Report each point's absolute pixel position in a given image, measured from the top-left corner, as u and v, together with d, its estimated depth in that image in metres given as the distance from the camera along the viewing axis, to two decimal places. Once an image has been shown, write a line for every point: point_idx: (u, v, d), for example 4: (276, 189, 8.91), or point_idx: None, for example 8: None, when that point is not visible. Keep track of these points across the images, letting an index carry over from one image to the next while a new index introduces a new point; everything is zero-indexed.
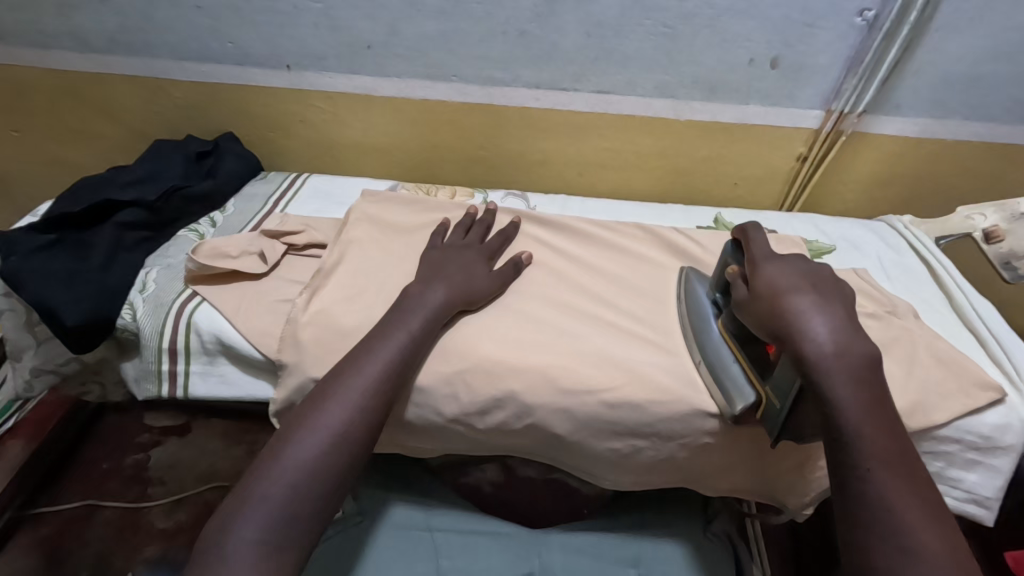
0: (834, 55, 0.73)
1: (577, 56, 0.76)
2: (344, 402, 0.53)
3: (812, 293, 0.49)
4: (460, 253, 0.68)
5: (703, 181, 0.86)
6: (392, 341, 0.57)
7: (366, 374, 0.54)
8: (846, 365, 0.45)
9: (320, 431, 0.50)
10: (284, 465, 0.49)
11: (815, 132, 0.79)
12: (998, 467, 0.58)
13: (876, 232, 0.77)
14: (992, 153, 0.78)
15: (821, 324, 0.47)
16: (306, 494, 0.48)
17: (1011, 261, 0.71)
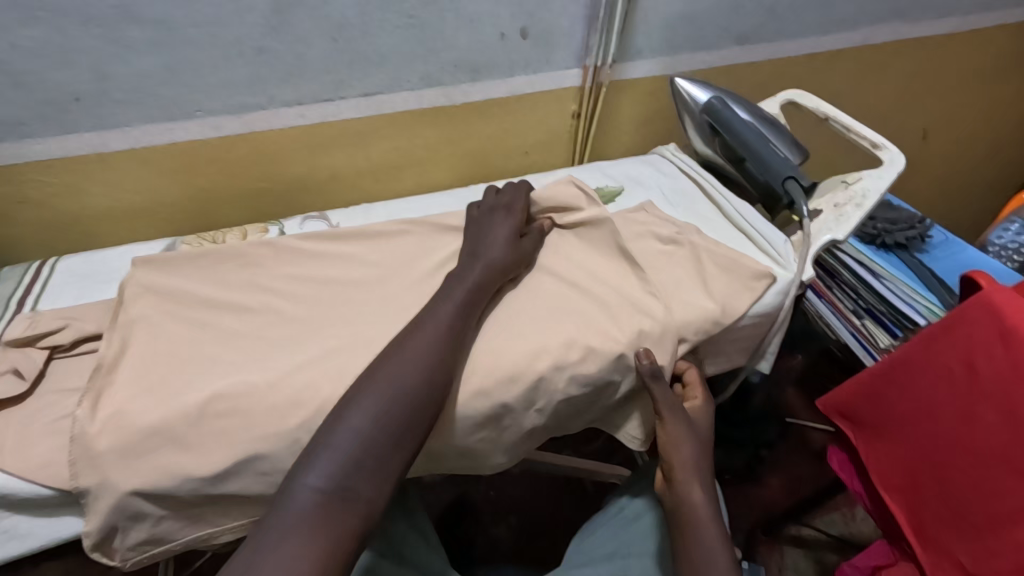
0: (572, 17, 0.77)
1: (331, 64, 0.71)
2: (409, 359, 0.53)
3: (698, 456, 0.59)
4: (492, 221, 0.68)
5: (498, 156, 0.89)
6: (442, 312, 0.57)
7: (423, 337, 0.55)
8: (699, 471, 0.58)
9: (384, 385, 0.52)
10: (369, 396, 0.51)
11: (580, 88, 0.85)
12: (780, 322, 0.69)
13: (653, 165, 0.87)
14: (721, 76, 0.92)
15: (687, 440, 0.58)
16: (372, 446, 0.49)
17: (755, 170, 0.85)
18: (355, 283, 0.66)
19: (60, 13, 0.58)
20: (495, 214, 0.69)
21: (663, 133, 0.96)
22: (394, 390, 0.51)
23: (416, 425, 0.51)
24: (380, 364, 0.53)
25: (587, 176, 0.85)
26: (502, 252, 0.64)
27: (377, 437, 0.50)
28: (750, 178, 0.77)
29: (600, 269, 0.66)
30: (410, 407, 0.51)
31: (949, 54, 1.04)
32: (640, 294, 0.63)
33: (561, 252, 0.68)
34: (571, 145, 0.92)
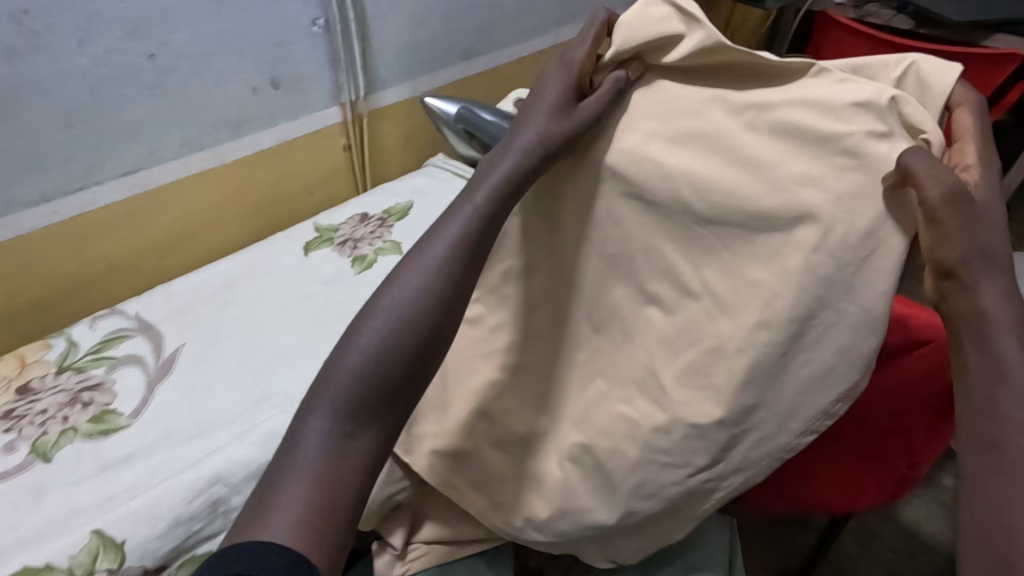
0: (315, 61, 0.83)
1: (73, 151, 0.67)
2: (421, 267, 0.42)
3: (1000, 233, 0.39)
4: (552, 77, 0.49)
5: (285, 203, 0.91)
6: (452, 222, 0.44)
7: (435, 248, 0.42)
8: (993, 249, 0.38)
9: (389, 308, 0.40)
10: (379, 318, 0.40)
11: (344, 123, 0.92)
12: None
13: (429, 175, 0.98)
14: (461, 89, 1.07)
15: (974, 221, 0.39)
16: (379, 382, 0.39)
17: None
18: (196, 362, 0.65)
19: None
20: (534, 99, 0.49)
21: (429, 147, 1.07)
22: (407, 308, 0.40)
23: (428, 351, 0.41)
24: (387, 281, 0.42)
25: (377, 200, 0.93)
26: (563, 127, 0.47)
27: (387, 370, 0.39)
28: None
29: (748, 96, 0.44)
30: (427, 329, 0.41)
31: None
32: (853, 88, 0.41)
33: (688, 101, 0.46)
34: (351, 176, 0.98)
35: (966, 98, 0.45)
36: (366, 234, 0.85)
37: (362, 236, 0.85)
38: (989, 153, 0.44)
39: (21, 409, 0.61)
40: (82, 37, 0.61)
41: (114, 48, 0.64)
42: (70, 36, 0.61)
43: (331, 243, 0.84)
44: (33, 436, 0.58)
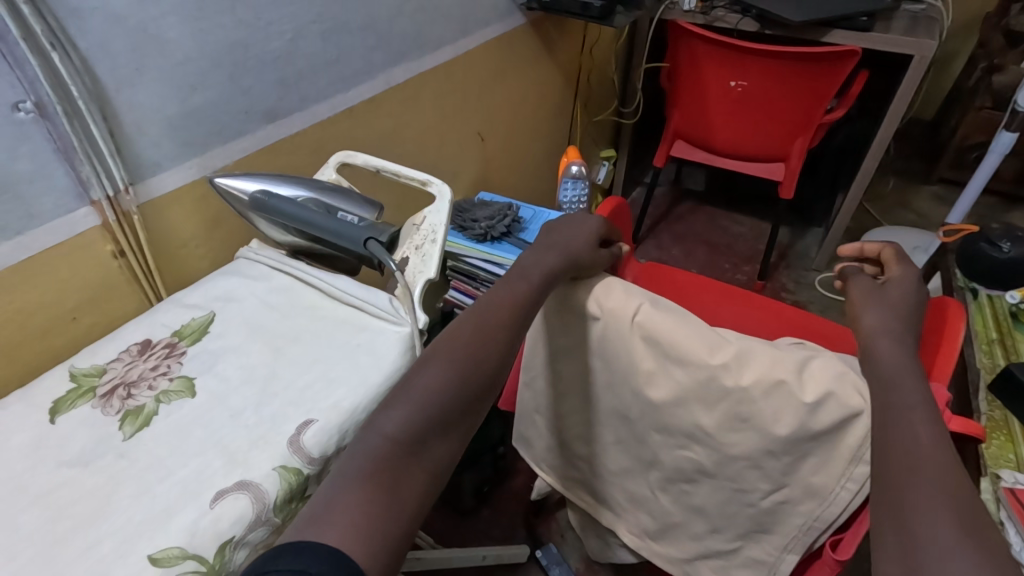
0: (34, 156, 0.62)
1: None
2: (438, 369, 0.58)
3: (891, 317, 0.68)
4: (574, 220, 0.79)
5: (32, 341, 0.68)
6: (500, 304, 0.65)
7: (500, 305, 0.64)
8: (900, 314, 0.68)
9: (449, 358, 0.59)
10: (411, 391, 0.56)
11: (103, 226, 0.70)
12: None
13: (240, 272, 0.78)
14: (273, 155, 0.88)
15: (872, 311, 0.69)
16: (442, 405, 0.56)
17: (412, 223, 0.77)
18: None
19: None
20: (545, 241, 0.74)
21: (240, 229, 0.87)
22: (497, 326, 0.62)
23: (455, 409, 0.57)
24: (455, 329, 0.62)
25: (165, 317, 0.72)
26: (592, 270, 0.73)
27: (439, 402, 0.56)
28: (339, 251, 0.75)
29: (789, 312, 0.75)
30: (465, 391, 0.58)
31: (463, 74, 1.23)
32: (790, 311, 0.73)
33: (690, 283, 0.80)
34: (136, 287, 0.76)
35: (894, 251, 0.80)
36: (146, 372, 0.64)
37: (138, 376, 0.64)
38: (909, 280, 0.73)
39: None
40: None
41: None
42: None
43: (92, 394, 0.62)
44: None
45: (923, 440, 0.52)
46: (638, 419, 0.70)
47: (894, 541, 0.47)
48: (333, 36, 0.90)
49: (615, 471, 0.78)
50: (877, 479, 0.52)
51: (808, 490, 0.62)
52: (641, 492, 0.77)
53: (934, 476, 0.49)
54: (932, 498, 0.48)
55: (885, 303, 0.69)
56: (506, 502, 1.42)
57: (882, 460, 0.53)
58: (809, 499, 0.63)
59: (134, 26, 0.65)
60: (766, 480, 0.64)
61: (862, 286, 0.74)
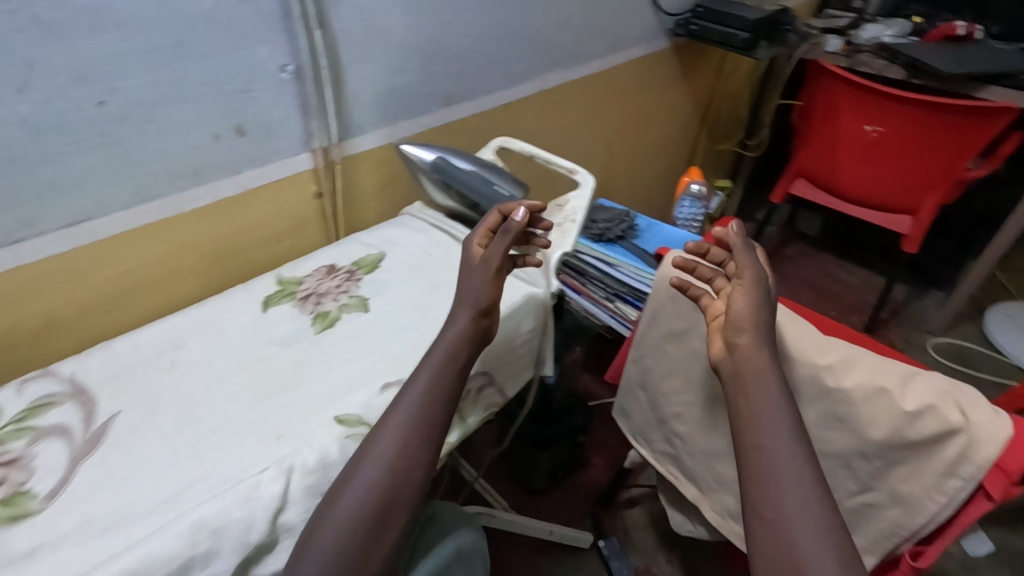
0: (284, 107, 0.80)
1: (12, 203, 0.62)
2: (427, 402, 0.60)
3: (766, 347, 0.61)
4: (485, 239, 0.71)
5: (250, 252, 0.86)
6: (467, 315, 0.65)
7: (427, 375, 0.61)
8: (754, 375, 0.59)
9: (410, 410, 0.59)
10: (375, 452, 0.57)
11: (314, 170, 0.88)
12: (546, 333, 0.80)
13: (406, 224, 0.93)
14: (442, 134, 1.03)
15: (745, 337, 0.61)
16: (423, 437, 0.59)
17: (557, 204, 0.88)
18: (133, 434, 0.60)
19: None
20: (457, 306, 0.66)
21: (405, 192, 1.03)
22: (413, 423, 0.59)
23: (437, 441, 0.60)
24: (388, 415, 0.60)
25: (347, 249, 0.88)
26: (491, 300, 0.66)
27: (417, 439, 0.58)
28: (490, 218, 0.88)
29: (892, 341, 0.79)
30: (415, 455, 0.58)
31: (605, 87, 1.35)
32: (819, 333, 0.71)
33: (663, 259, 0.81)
34: (324, 224, 0.94)
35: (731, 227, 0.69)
36: (332, 288, 0.80)
37: (326, 290, 0.80)
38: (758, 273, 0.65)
39: None
40: (20, 86, 0.57)
41: (59, 97, 0.60)
42: (10, 83, 0.57)
43: (293, 297, 0.79)
44: None
45: (795, 478, 0.52)
46: None
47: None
48: (507, 41, 1.05)
49: (706, 453, 0.85)
50: (755, 502, 0.52)
51: (896, 496, 0.67)
52: (728, 476, 0.83)
53: (814, 526, 0.49)
54: (812, 543, 0.48)
55: (755, 283, 0.64)
56: (577, 491, 1.50)
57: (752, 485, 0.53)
58: (895, 505, 0.68)
59: (371, 16, 0.82)
60: (854, 480, 0.70)
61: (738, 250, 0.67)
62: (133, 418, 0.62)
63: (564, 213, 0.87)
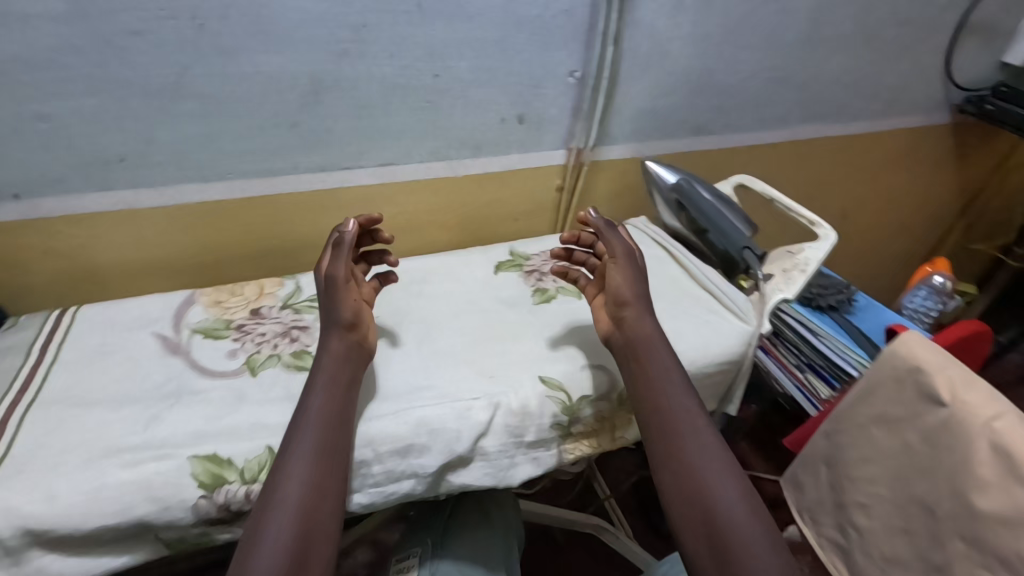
0: (561, 107, 0.90)
1: (353, 138, 0.80)
2: (302, 458, 0.54)
3: (642, 312, 0.69)
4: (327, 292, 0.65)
5: (491, 223, 0.98)
6: (332, 354, 0.63)
7: (319, 393, 0.59)
8: (641, 357, 0.66)
9: (312, 422, 0.57)
10: (292, 463, 0.54)
11: (564, 166, 0.97)
12: (742, 370, 0.80)
13: (627, 233, 0.99)
14: (682, 160, 1.07)
15: (651, 326, 0.68)
16: (327, 455, 0.56)
17: (789, 250, 0.88)
18: (382, 339, 0.74)
19: (121, 86, 0.66)
20: (329, 324, 0.64)
21: (631, 206, 1.09)
22: (316, 444, 0.56)
23: (336, 471, 0.55)
24: (283, 463, 0.54)
25: None
26: (335, 341, 0.63)
27: (314, 468, 0.54)
28: (714, 246, 0.91)
29: None
30: (334, 467, 0.55)
31: (860, 151, 1.27)
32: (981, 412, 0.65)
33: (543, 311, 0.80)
34: (555, 216, 1.03)
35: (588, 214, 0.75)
36: None
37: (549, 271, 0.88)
38: (621, 246, 0.73)
39: (251, 326, 0.74)
40: (393, 51, 0.75)
41: (412, 64, 0.77)
42: (385, 49, 0.74)
43: (520, 269, 0.88)
44: (250, 352, 0.70)
45: (720, 477, 0.58)
46: (944, 517, 0.67)
47: (706, 550, 0.54)
48: (775, 86, 1.05)
49: (884, 560, 0.75)
50: (673, 493, 0.58)
51: None
52: None
53: (745, 533, 0.54)
54: (718, 485, 0.57)
55: (619, 277, 0.71)
56: None
57: (676, 483, 0.59)
58: None
59: (658, 40, 0.89)
60: None
61: (617, 244, 0.73)
62: (386, 325, 0.76)
63: (794, 261, 0.86)
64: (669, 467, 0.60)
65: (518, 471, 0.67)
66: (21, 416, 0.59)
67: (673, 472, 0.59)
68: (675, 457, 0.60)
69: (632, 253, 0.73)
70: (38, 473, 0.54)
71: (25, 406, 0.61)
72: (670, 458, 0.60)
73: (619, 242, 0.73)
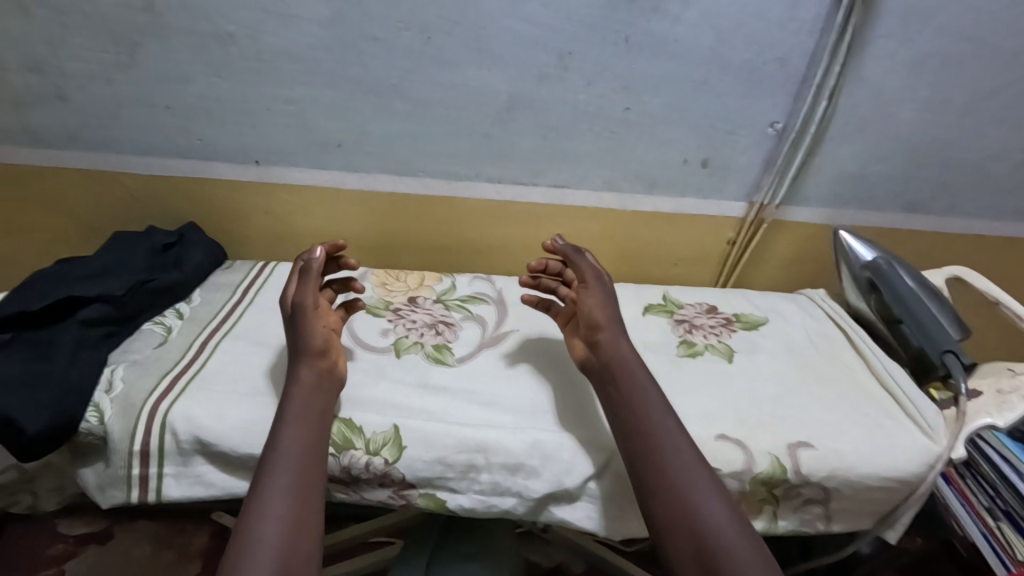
0: (752, 157, 0.84)
1: (534, 156, 0.83)
2: (280, 489, 0.52)
3: (625, 347, 0.67)
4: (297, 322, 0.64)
5: (648, 263, 0.95)
6: (304, 383, 0.60)
7: (292, 419, 0.57)
8: (618, 376, 0.64)
9: (289, 451, 0.55)
10: (271, 495, 0.52)
11: (742, 219, 0.91)
12: (916, 494, 0.66)
13: (799, 304, 0.89)
14: (883, 237, 0.94)
15: (625, 351, 0.66)
16: (304, 484, 0.53)
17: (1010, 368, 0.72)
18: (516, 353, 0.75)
19: (353, 82, 0.76)
20: (307, 349, 0.63)
21: (810, 277, 0.98)
22: (296, 477, 0.53)
23: (314, 500, 0.53)
24: (259, 500, 0.51)
25: (733, 300, 0.88)
26: (314, 369, 0.62)
27: (287, 499, 0.52)
28: (908, 342, 0.78)
29: None
30: (310, 500, 0.53)
31: None
32: None
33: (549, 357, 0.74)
34: (720, 269, 0.96)
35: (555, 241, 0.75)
36: (707, 326, 0.82)
37: (701, 325, 0.82)
38: (597, 270, 0.73)
39: (405, 312, 0.79)
40: (590, 80, 0.76)
41: (606, 94, 0.78)
42: (584, 76, 0.76)
43: (670, 315, 0.84)
44: (398, 335, 0.75)
45: (707, 493, 0.55)
46: None
47: (693, 563, 0.51)
48: None
49: None
50: (663, 521, 0.54)
51: None
52: None
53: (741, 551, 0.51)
54: (703, 494, 0.55)
55: (592, 299, 0.70)
56: None
57: (667, 512, 0.54)
58: None
59: (884, 101, 0.80)
60: None
61: (585, 265, 0.73)
62: (524, 341, 0.77)
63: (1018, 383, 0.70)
64: (656, 494, 0.56)
65: (621, 526, 0.62)
66: (214, 344, 0.70)
67: (663, 501, 0.55)
68: (662, 481, 0.56)
69: (603, 275, 0.72)
70: (217, 393, 0.63)
71: (219, 336, 0.72)
72: (657, 485, 0.56)
73: (587, 266, 0.73)
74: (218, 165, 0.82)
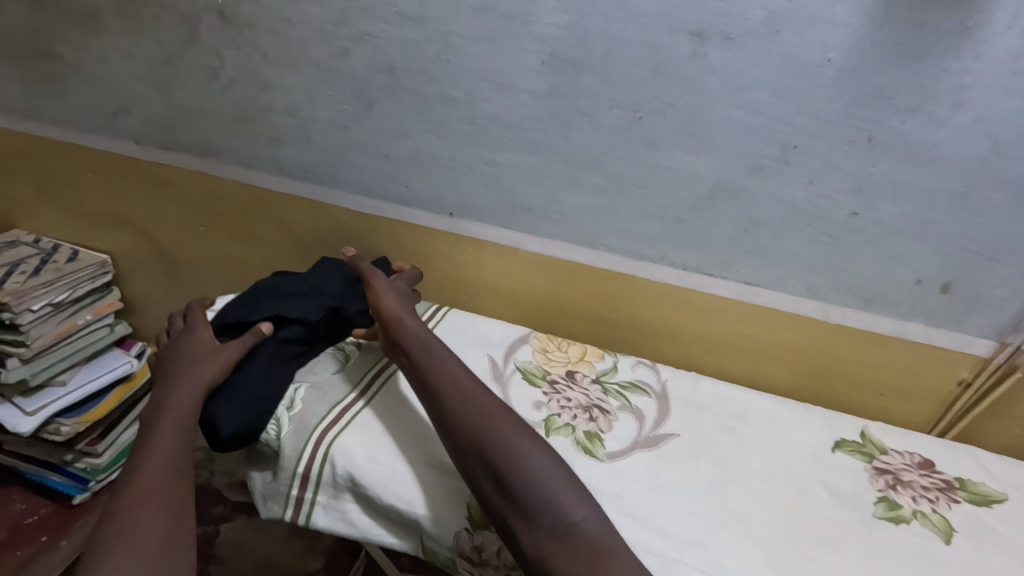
0: (1013, 291, 0.68)
1: (729, 249, 0.76)
2: (142, 482, 0.56)
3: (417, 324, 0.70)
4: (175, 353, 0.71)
5: (844, 385, 0.81)
6: (178, 392, 0.65)
7: (160, 424, 0.62)
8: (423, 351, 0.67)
9: (159, 454, 0.59)
10: (136, 490, 0.56)
11: (983, 361, 0.74)
12: None
13: None
14: None
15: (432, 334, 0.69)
16: (172, 476, 0.58)
17: None
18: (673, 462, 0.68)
19: (555, 154, 0.76)
20: (178, 370, 0.68)
21: None
22: (160, 471, 0.58)
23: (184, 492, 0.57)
24: (130, 497, 0.55)
25: (957, 457, 0.71)
26: (176, 365, 0.69)
27: (157, 492, 0.56)
28: None
29: None
30: (180, 487, 0.57)
31: None
32: None
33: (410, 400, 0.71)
34: (940, 412, 0.79)
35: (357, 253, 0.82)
36: (918, 486, 0.67)
37: (911, 483, 0.67)
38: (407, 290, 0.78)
39: (561, 387, 0.76)
40: (814, 178, 0.68)
41: (831, 196, 0.68)
42: (808, 175, 0.68)
43: (869, 461, 0.70)
44: (551, 412, 0.73)
45: (542, 463, 0.57)
46: None
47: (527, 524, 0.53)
48: None
49: None
50: (506, 500, 0.55)
51: None
52: None
53: (574, 514, 0.53)
54: (534, 456, 0.57)
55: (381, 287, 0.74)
56: None
57: (508, 487, 0.55)
58: None
59: None
60: None
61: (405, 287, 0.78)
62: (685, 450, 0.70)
63: None
64: (495, 474, 0.56)
65: None
66: (382, 381, 0.74)
67: (501, 476, 0.56)
68: (498, 456, 0.57)
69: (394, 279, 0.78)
70: (374, 435, 0.66)
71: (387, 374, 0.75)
72: (488, 462, 0.57)
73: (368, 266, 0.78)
74: (415, 212, 0.88)
